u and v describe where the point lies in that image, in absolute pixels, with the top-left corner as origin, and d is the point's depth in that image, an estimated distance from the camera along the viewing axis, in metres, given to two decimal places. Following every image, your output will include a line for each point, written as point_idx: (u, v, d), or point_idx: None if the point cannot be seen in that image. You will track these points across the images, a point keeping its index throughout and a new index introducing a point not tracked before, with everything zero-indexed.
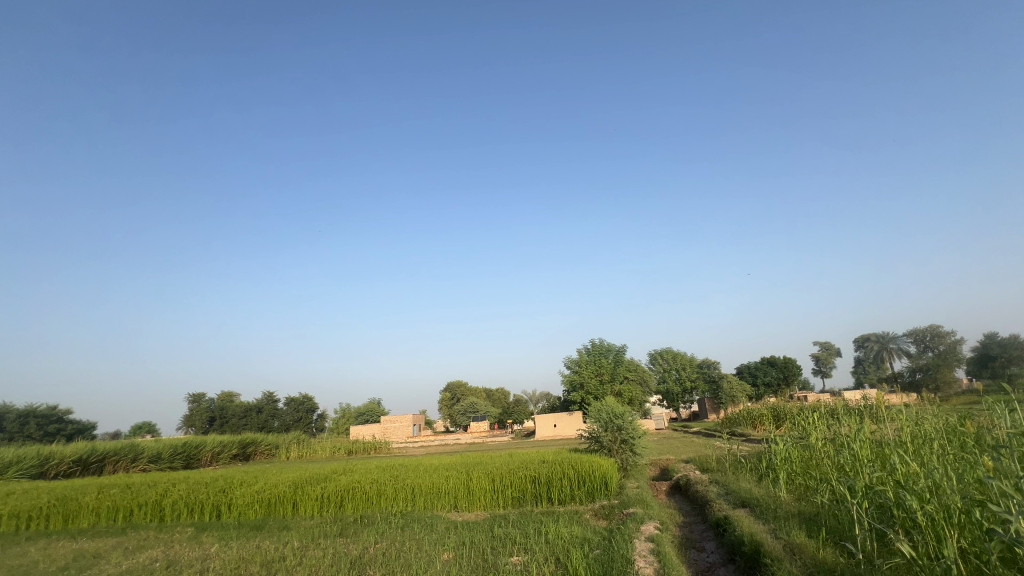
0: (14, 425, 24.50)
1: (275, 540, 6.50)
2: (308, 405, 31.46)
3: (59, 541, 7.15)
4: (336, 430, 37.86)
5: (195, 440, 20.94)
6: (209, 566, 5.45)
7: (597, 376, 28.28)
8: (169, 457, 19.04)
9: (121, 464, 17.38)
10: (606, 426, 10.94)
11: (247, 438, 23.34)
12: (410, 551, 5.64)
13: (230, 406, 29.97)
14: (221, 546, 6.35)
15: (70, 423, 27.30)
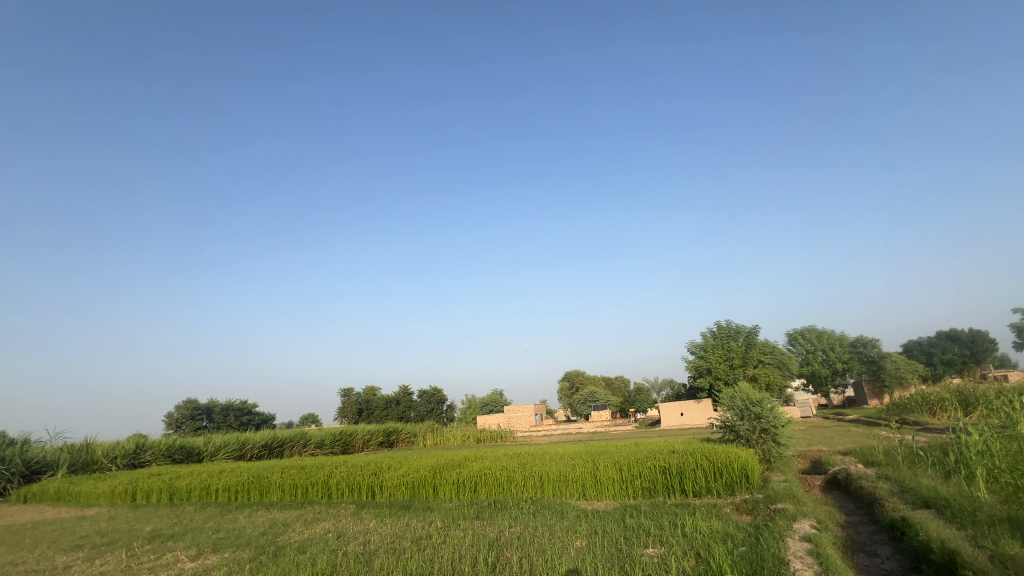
0: (219, 417, 30.42)
1: (422, 519, 7.15)
2: (438, 397, 34.05)
3: (257, 511, 8.69)
4: (465, 420, 40.48)
5: (349, 429, 24.01)
6: (370, 538, 6.20)
7: (726, 361, 26.23)
8: (330, 444, 22.12)
9: (296, 448, 20.76)
10: (743, 414, 10.07)
11: (390, 427, 26.04)
12: (543, 537, 5.79)
13: (374, 399, 33.63)
14: (378, 522, 7.15)
15: (257, 415, 33.07)
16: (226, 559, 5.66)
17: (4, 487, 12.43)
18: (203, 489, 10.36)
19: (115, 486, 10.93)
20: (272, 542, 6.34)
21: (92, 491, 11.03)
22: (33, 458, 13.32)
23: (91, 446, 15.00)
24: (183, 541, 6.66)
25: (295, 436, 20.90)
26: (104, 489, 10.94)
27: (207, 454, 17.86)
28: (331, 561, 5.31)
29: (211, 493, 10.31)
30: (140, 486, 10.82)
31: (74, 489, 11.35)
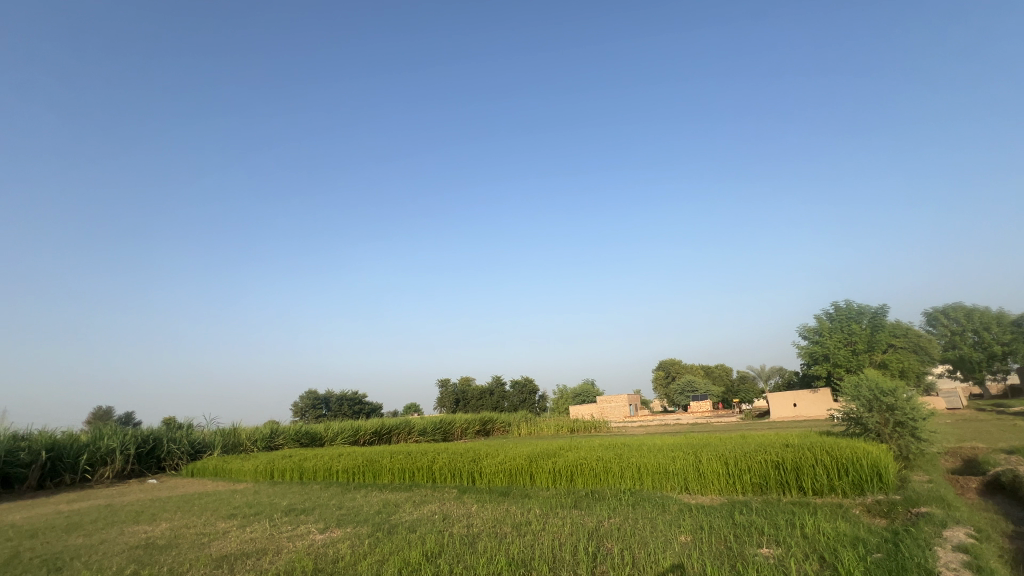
0: (336, 406, 33.77)
1: (521, 506, 7.32)
2: (530, 387, 34.64)
3: (372, 492, 9.52)
4: (558, 410, 40.80)
5: (448, 417, 25.38)
6: (473, 522, 6.49)
7: (847, 346, 23.45)
8: (432, 431, 23.57)
9: (402, 435, 22.45)
10: (872, 405, 8.94)
11: (486, 416, 27.04)
12: (645, 530, 5.62)
13: (469, 389, 35.07)
14: (479, 507, 7.46)
15: (368, 404, 36.20)
16: (349, 533, 6.27)
17: (177, 463, 14.91)
18: (326, 470, 11.57)
19: (258, 465, 12.61)
20: (387, 521, 6.90)
21: (241, 469, 12.82)
22: (196, 440, 15.81)
23: (237, 431, 17.44)
24: (314, 515, 7.51)
25: (400, 424, 22.58)
26: (249, 468, 12.68)
27: (328, 439, 19.91)
28: (439, 541, 5.64)
29: (333, 474, 11.48)
30: (276, 465, 12.37)
31: (227, 467, 13.30)
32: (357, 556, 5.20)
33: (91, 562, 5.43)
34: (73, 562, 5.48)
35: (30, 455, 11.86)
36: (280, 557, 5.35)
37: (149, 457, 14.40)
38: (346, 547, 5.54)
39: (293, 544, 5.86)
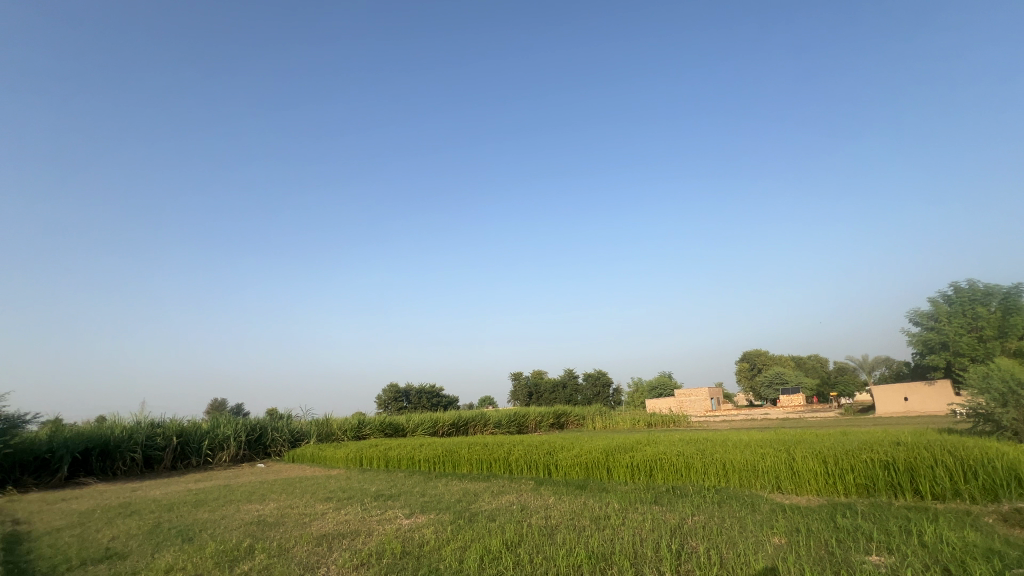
0: (416, 398, 35.50)
1: (598, 500, 7.23)
2: (603, 380, 34.11)
3: (452, 481, 9.91)
4: (633, 404, 39.86)
5: (522, 410, 25.75)
6: (551, 514, 6.52)
7: (970, 333, 20.57)
8: (507, 424, 24.07)
9: (478, 427, 23.13)
10: (1006, 400, 7.76)
11: (559, 409, 27.09)
12: (733, 530, 5.33)
13: (541, 382, 35.24)
14: (557, 499, 7.48)
15: (445, 397, 37.66)
16: (433, 519, 6.57)
17: (280, 449, 16.49)
18: (409, 460, 12.20)
19: (348, 453, 13.60)
20: (467, 509, 7.14)
21: (334, 456, 13.89)
22: (295, 429, 17.36)
23: (329, 421, 18.88)
24: (400, 501, 7.96)
25: (476, 416, 23.24)
26: (341, 456, 13.70)
27: (409, 430, 20.95)
28: (518, 531, 5.73)
29: (415, 463, 12.08)
30: (364, 454, 13.25)
31: (322, 454, 14.48)
32: (441, 542, 5.44)
33: (215, 534, 6.17)
34: (201, 533, 6.27)
35: (163, 439, 13.70)
36: (372, 538, 5.73)
37: (257, 444, 16.04)
38: (430, 532, 5.80)
39: (382, 527, 6.25)
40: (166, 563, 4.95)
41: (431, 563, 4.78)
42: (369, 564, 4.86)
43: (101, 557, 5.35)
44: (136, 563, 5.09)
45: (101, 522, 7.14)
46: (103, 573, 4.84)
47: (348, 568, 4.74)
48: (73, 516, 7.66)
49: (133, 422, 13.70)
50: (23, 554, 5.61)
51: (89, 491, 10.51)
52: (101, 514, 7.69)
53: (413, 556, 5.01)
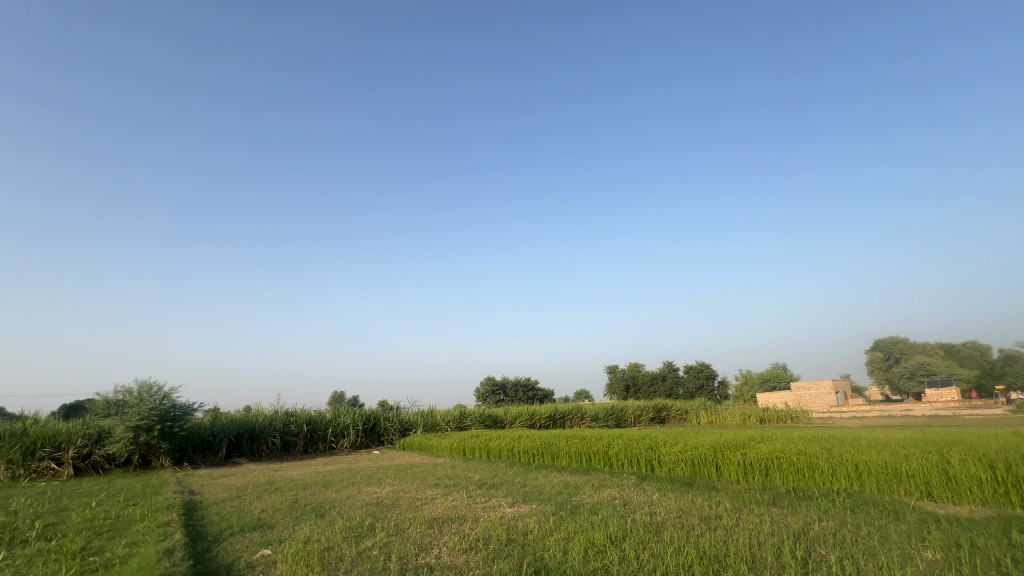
0: (513, 391, 36.40)
1: (708, 498, 6.83)
2: (706, 372, 32.16)
3: (552, 473, 10.01)
4: (742, 398, 37.07)
5: (619, 404, 25.22)
6: (656, 510, 6.31)
7: None
8: (604, 418, 23.73)
9: (575, 420, 23.06)
10: None
11: (659, 403, 26.06)
12: (872, 539, 4.71)
13: (639, 375, 34.09)
14: (661, 496, 7.21)
15: (540, 390, 38.18)
16: (535, 509, 6.69)
17: (392, 438, 17.88)
18: (509, 451, 12.53)
19: (452, 443, 14.34)
20: (568, 501, 7.16)
21: (439, 445, 14.73)
22: (403, 420, 18.72)
23: (434, 413, 20.04)
24: (503, 490, 8.23)
25: (572, 409, 23.18)
26: (446, 445, 14.48)
27: (507, 422, 21.51)
28: (621, 526, 5.62)
29: (515, 454, 12.37)
30: (467, 444, 13.87)
31: (429, 443, 15.44)
32: (544, 531, 5.51)
33: (343, 512, 6.88)
34: (331, 510, 7.03)
35: (296, 427, 15.56)
36: (478, 524, 5.98)
37: (372, 432, 17.55)
38: (534, 522, 5.91)
39: (488, 514, 6.51)
40: (304, 534, 5.62)
41: (536, 552, 4.87)
42: (477, 548, 5.08)
43: (255, 525, 6.23)
44: (281, 532, 5.86)
45: (253, 496, 8.31)
46: (257, 539, 5.63)
47: (458, 551, 5.00)
48: (232, 490, 9.01)
49: (272, 411, 15.74)
50: (199, 519, 6.72)
51: (242, 469, 12.29)
52: (253, 489, 8.94)
53: (518, 544, 5.14)
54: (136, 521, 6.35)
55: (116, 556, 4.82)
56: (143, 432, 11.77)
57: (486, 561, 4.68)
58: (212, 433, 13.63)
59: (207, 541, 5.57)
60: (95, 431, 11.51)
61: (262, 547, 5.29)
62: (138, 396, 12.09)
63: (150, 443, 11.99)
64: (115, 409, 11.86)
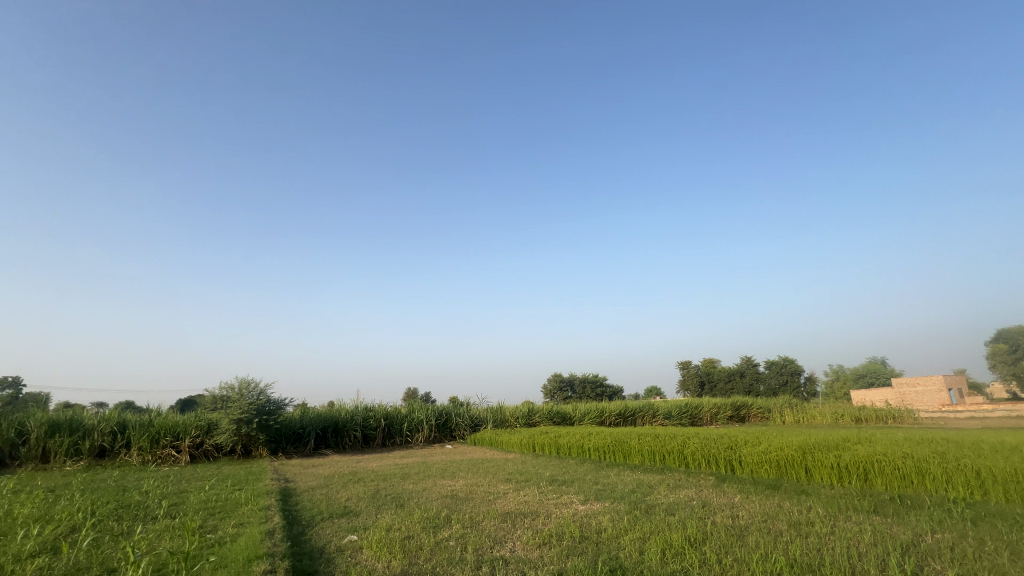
0: (580, 388, 36.12)
1: (797, 503, 6.36)
2: (790, 368, 29.93)
3: (625, 471, 9.80)
4: (833, 395, 34.07)
5: (693, 401, 24.25)
6: (738, 513, 5.98)
7: None
8: (678, 416, 22.92)
9: (646, 417, 22.53)
10: None
11: (737, 400, 24.69)
12: (999, 556, 4.15)
13: (714, 370, 32.43)
14: (744, 498, 6.82)
15: (609, 387, 37.55)
16: (608, 507, 6.59)
17: (464, 433, 18.43)
18: (579, 448, 12.44)
19: (522, 439, 14.49)
20: (642, 500, 6.98)
21: (510, 441, 14.95)
22: (474, 415, 19.21)
23: (503, 409, 20.36)
24: (574, 486, 8.19)
25: (643, 406, 22.63)
26: (516, 441, 14.66)
27: (577, 419, 21.37)
28: (701, 528, 5.38)
29: (586, 451, 12.25)
30: (537, 441, 13.95)
31: (499, 439, 15.72)
32: (618, 530, 5.42)
33: (420, 503, 7.20)
34: (410, 501, 7.38)
35: (375, 421, 16.48)
36: (551, 520, 6.00)
37: (445, 427, 18.19)
38: (607, 520, 5.83)
39: (560, 511, 6.50)
40: (386, 522, 5.95)
41: (611, 551, 4.79)
42: (551, 544, 5.10)
43: (342, 512, 6.69)
44: (366, 519, 6.24)
45: (340, 485, 8.92)
46: (345, 525, 6.04)
47: (532, 546, 5.04)
48: (321, 479, 9.74)
49: (354, 406, 16.79)
50: (294, 504, 7.34)
51: (329, 460, 13.24)
52: (339, 479, 9.61)
53: (592, 542, 5.09)
54: (243, 504, 7.06)
55: (227, 535, 5.40)
56: (245, 424, 13.04)
57: (561, 557, 4.68)
58: (302, 426, 14.81)
59: (302, 525, 6.06)
60: (206, 423, 12.93)
61: (349, 533, 5.67)
62: (239, 391, 13.40)
63: (251, 434, 13.26)
64: (221, 403, 13.25)
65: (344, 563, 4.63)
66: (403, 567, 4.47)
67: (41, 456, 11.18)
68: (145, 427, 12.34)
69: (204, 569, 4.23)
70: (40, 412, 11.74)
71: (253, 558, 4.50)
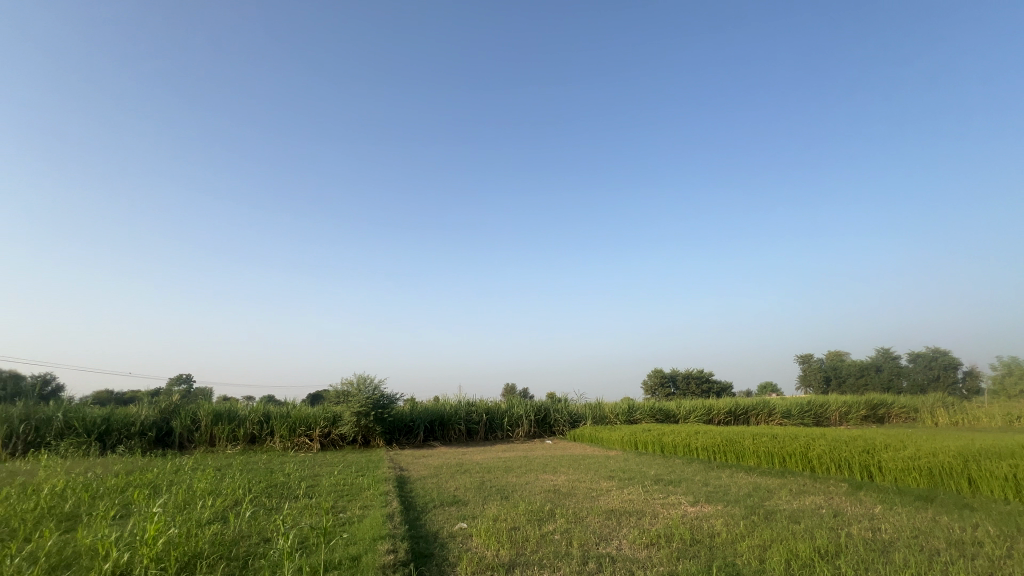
0: (684, 384, 34.39)
1: (957, 518, 5.43)
2: (943, 361, 25.61)
3: (738, 473, 9.12)
4: (1003, 393, 28.49)
5: (818, 399, 21.89)
6: (879, 526, 5.27)
7: None
8: (799, 415, 20.84)
9: (761, 416, 20.92)
10: None
11: (873, 398, 21.78)
12: None
13: (842, 365, 28.85)
14: (885, 510, 5.99)
15: (716, 383, 35.26)
16: (721, 511, 6.19)
17: (563, 429, 18.50)
18: (685, 447, 11.82)
19: (623, 436, 14.15)
20: (760, 505, 6.44)
21: (610, 438, 14.69)
22: (573, 412, 19.19)
23: (602, 405, 20.08)
24: (682, 487, 7.81)
25: (757, 404, 21.08)
26: (617, 438, 14.36)
27: (682, 417, 20.34)
28: (833, 539, 4.83)
29: (692, 451, 11.61)
30: (639, 438, 13.53)
31: (599, 435, 15.52)
32: (734, 536, 5.06)
33: (524, 495, 7.37)
34: (514, 493, 7.59)
35: (478, 416, 17.20)
36: (658, 521, 5.79)
37: (545, 423, 18.41)
38: (720, 524, 5.48)
39: (668, 511, 6.25)
40: (492, 513, 6.18)
41: (727, 557, 4.50)
42: (659, 544, 4.93)
43: (452, 501, 7.09)
44: (474, 509, 6.55)
45: (448, 476, 9.45)
46: (455, 513, 6.40)
47: (639, 545, 4.91)
48: (431, 469, 10.41)
49: (457, 401, 17.67)
50: (409, 491, 7.93)
51: (437, 451, 14.07)
52: (447, 469, 10.19)
53: (704, 546, 4.83)
54: (366, 489, 7.80)
55: (355, 515, 6.01)
56: (364, 417, 14.37)
57: (671, 559, 4.50)
58: (412, 419, 15.94)
59: (417, 510, 6.54)
60: (331, 415, 14.48)
61: (459, 521, 5.99)
62: (358, 387, 14.81)
63: (369, 426, 14.57)
64: (343, 397, 14.74)
65: (456, 549, 4.91)
66: (511, 557, 4.61)
67: (208, 441, 13.37)
68: (284, 418, 14.16)
69: (338, 544, 4.76)
70: (206, 403, 14.04)
71: (377, 537, 4.96)
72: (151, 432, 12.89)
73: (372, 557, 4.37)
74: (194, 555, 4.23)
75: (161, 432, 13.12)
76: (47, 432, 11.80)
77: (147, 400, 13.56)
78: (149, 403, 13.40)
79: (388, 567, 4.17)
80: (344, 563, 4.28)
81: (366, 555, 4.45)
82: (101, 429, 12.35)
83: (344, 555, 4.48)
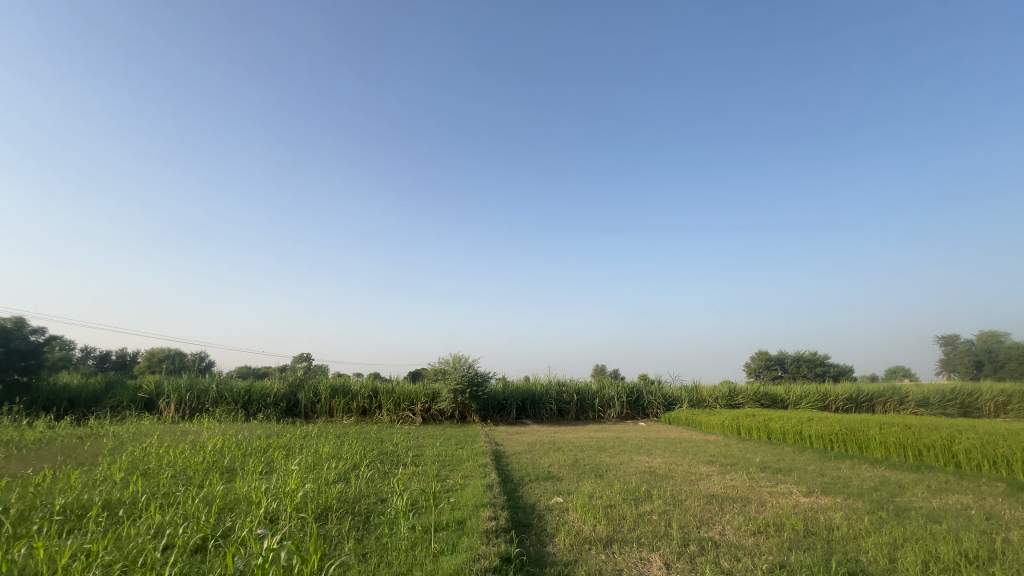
0: (793, 367, 31.68)
1: None
2: None
3: (862, 465, 8.22)
4: None
5: (965, 386, 18.94)
6: None
7: None
8: (940, 403, 18.18)
9: (890, 404, 18.64)
10: None
11: None
12: None
13: (999, 347, 24.52)
14: None
15: (832, 367, 32.04)
16: (841, 504, 5.65)
17: (657, 411, 18.00)
18: (796, 434, 10.90)
19: (724, 421, 13.41)
20: (889, 501, 5.77)
21: (709, 422, 14.01)
22: (667, 394, 18.57)
23: (699, 388, 19.16)
24: (792, 476, 7.25)
25: (886, 392, 18.86)
26: (717, 422, 13.64)
27: (792, 403, 18.74)
28: (986, 544, 4.20)
29: (805, 439, 10.68)
30: (742, 424, 12.73)
31: (696, 419, 14.89)
32: (857, 531, 4.62)
33: (618, 475, 7.35)
34: (608, 472, 7.60)
35: (568, 395, 17.35)
36: (766, 509, 5.45)
37: (637, 404, 18.06)
38: (840, 517, 5.02)
39: (777, 500, 5.84)
40: (588, 489, 6.27)
41: (848, 552, 4.14)
42: (767, 533, 4.66)
43: (547, 475, 7.32)
44: (569, 485, 6.67)
45: (541, 452, 9.71)
46: (551, 487, 6.57)
47: (745, 532, 4.69)
48: (525, 445, 10.76)
49: (547, 381, 17.95)
50: (505, 465, 8.27)
51: (530, 429, 14.48)
52: (540, 446, 10.44)
53: (821, 538, 4.47)
54: (465, 460, 8.30)
55: (457, 483, 6.45)
56: (459, 393, 15.18)
57: (782, 549, 4.24)
58: (504, 397, 16.55)
59: (514, 482, 6.82)
60: (431, 391, 15.50)
61: (555, 495, 6.15)
62: (454, 365, 15.65)
63: (465, 403, 15.37)
64: (440, 375, 15.67)
65: (554, 521, 5.06)
66: (608, 533, 4.67)
67: (328, 411, 15.05)
68: (390, 393, 15.43)
69: (445, 508, 5.16)
70: (324, 379, 15.75)
71: (479, 504, 5.28)
72: (282, 403, 14.83)
73: (475, 522, 4.67)
74: (325, 508, 4.85)
75: (290, 403, 15.04)
76: (206, 400, 14.10)
77: (278, 375, 15.60)
78: (280, 378, 15.40)
79: (491, 532, 4.44)
80: (451, 525, 4.63)
81: (470, 520, 4.76)
82: (244, 399, 14.48)
83: (451, 518, 4.84)
